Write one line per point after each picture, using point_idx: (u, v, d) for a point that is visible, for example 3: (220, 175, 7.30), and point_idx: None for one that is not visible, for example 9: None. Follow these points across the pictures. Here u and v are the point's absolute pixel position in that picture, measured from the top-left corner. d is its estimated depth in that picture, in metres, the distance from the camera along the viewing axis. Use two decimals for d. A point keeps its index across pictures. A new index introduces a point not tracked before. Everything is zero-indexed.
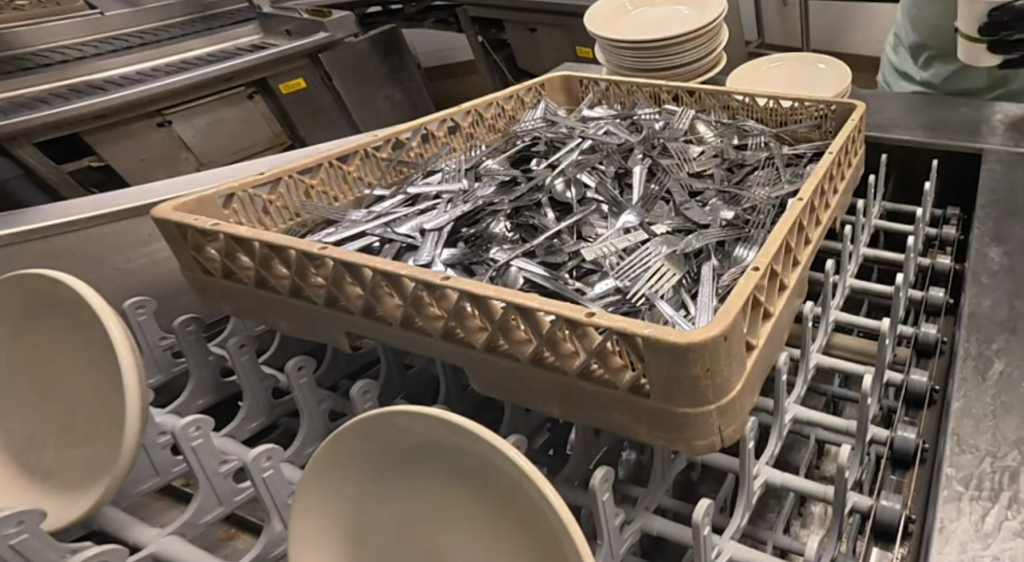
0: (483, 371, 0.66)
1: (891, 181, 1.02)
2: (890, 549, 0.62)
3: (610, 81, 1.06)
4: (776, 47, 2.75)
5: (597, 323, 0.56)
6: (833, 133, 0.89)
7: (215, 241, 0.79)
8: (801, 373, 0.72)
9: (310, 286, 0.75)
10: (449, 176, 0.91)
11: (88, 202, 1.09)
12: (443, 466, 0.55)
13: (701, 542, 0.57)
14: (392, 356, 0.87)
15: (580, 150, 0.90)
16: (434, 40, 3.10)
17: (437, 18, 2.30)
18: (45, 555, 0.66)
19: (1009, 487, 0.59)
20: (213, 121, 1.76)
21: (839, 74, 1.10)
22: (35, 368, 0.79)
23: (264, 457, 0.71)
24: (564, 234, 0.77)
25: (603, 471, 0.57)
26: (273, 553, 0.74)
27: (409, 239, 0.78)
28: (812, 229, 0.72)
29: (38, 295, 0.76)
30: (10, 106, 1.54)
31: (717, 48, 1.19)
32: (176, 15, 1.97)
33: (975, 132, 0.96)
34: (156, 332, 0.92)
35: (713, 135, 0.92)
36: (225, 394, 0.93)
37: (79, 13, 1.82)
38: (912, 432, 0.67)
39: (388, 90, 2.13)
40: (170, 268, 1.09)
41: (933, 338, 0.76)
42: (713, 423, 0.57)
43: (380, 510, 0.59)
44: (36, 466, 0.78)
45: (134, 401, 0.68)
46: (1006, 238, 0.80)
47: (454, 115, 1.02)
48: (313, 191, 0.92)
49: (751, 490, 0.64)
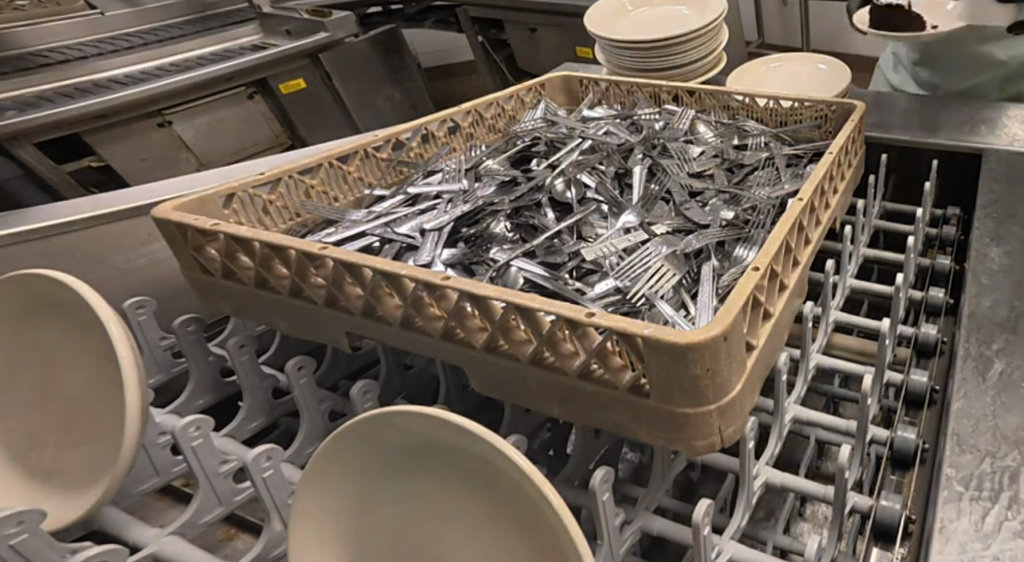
0: (483, 371, 0.66)
1: (891, 182, 1.02)
2: (890, 549, 0.62)
3: (610, 81, 1.06)
4: (776, 46, 2.75)
5: (597, 323, 0.56)
6: (833, 133, 0.89)
7: (215, 241, 0.79)
8: (801, 373, 0.72)
9: (310, 286, 0.75)
10: (449, 176, 0.91)
11: (88, 202, 1.09)
12: (443, 467, 0.54)
13: (702, 543, 0.57)
14: (392, 356, 0.87)
15: (580, 150, 0.90)
16: (434, 40, 3.10)
17: (437, 18, 2.30)
18: (46, 555, 0.66)
19: (1009, 487, 0.59)
20: (213, 121, 1.76)
21: (839, 74, 1.10)
22: (35, 368, 0.79)
23: (264, 457, 0.71)
24: (564, 234, 0.77)
25: (603, 472, 0.57)
26: (273, 553, 0.74)
27: (409, 239, 0.78)
28: (812, 228, 0.72)
29: (37, 295, 0.76)
30: (10, 106, 1.54)
31: (717, 48, 1.20)
32: (176, 16, 1.97)
33: (973, 132, 0.96)
34: (156, 332, 0.92)
35: (714, 135, 0.92)
36: (225, 394, 0.93)
37: (80, 13, 1.82)
38: (912, 432, 0.67)
39: (389, 90, 2.13)
40: (170, 268, 1.09)
41: (933, 338, 0.76)
42: (713, 423, 0.56)
43: (380, 512, 0.59)
44: (36, 466, 0.78)
45: (134, 400, 0.67)
46: (1006, 238, 0.80)
47: (454, 115, 1.02)
48: (313, 190, 0.92)
49: (751, 491, 0.64)
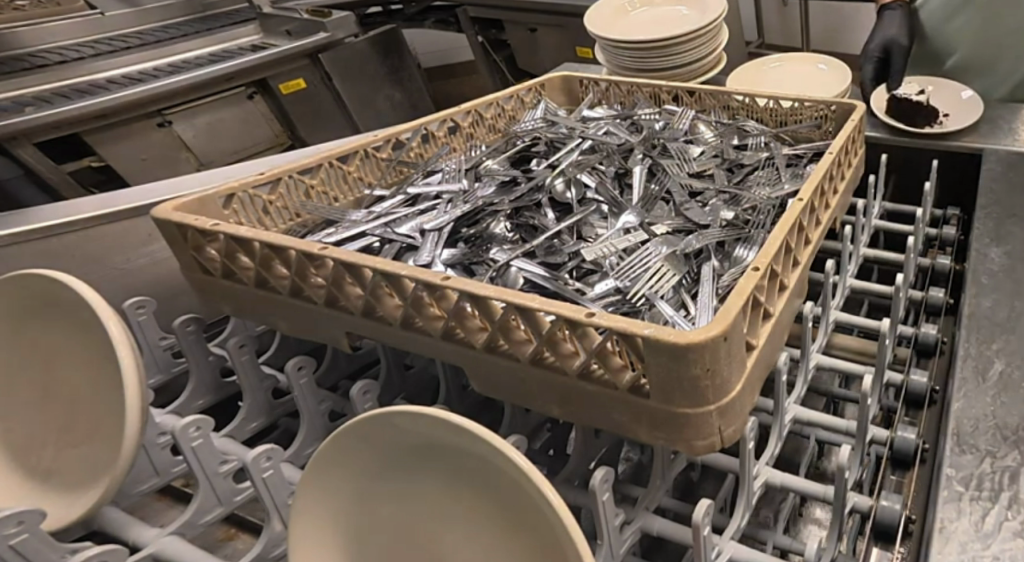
0: (483, 372, 0.66)
1: (891, 182, 1.02)
2: (890, 549, 0.62)
3: (610, 81, 1.06)
4: (776, 46, 2.74)
5: (598, 323, 0.56)
6: (833, 133, 0.89)
7: (215, 242, 0.79)
8: (801, 373, 0.72)
9: (310, 286, 0.75)
10: (449, 176, 0.91)
11: (88, 202, 1.09)
12: (443, 467, 0.55)
13: (701, 543, 0.57)
14: (392, 356, 0.87)
15: (580, 150, 0.90)
16: (434, 40, 3.09)
17: (437, 17, 2.30)
18: (45, 555, 0.66)
19: (1009, 487, 0.59)
20: (213, 121, 1.76)
21: (839, 74, 1.11)
22: (36, 368, 0.79)
23: (264, 457, 0.71)
24: (564, 234, 0.77)
25: (603, 471, 0.57)
26: (273, 553, 0.74)
27: (409, 239, 0.78)
28: (812, 229, 0.72)
29: (36, 295, 0.76)
30: (9, 106, 1.54)
31: (717, 48, 1.20)
32: (176, 16, 1.97)
33: (973, 133, 0.96)
34: (156, 332, 0.92)
35: (714, 134, 0.92)
36: (225, 395, 0.93)
37: (79, 13, 1.82)
38: (912, 432, 0.67)
39: (388, 89, 2.13)
40: (170, 268, 1.09)
41: (933, 338, 0.76)
42: (713, 423, 0.56)
43: (379, 512, 0.59)
44: (36, 466, 0.78)
45: (134, 401, 0.67)
46: (1006, 238, 0.80)
47: (454, 115, 1.02)
48: (313, 191, 0.92)
49: (751, 491, 0.64)
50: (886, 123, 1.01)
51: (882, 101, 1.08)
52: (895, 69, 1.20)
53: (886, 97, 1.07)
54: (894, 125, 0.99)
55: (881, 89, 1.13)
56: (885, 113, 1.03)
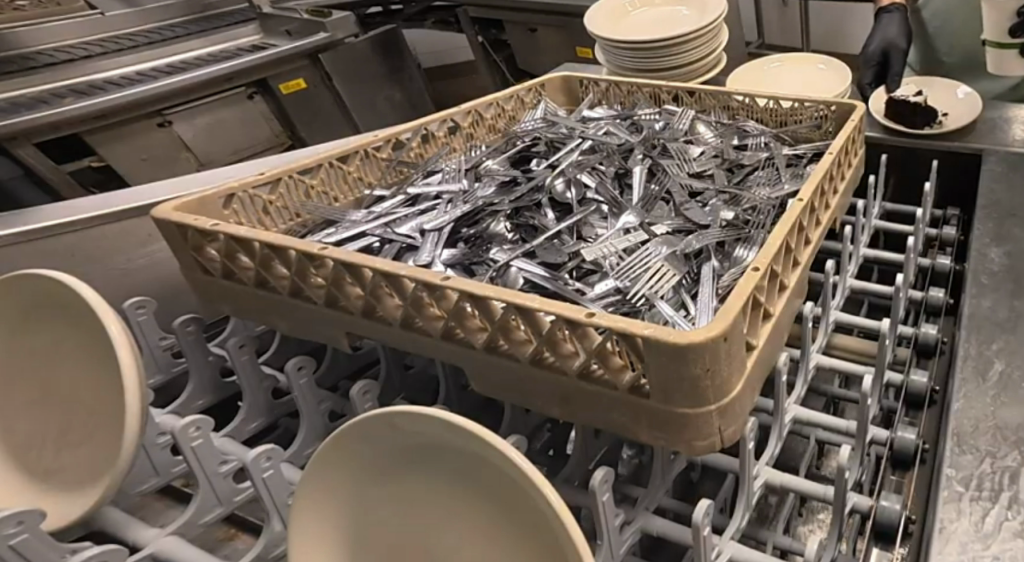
0: (483, 371, 0.66)
1: (891, 183, 1.01)
2: (890, 549, 0.62)
3: (610, 80, 1.06)
4: (777, 47, 2.74)
5: (598, 323, 0.56)
6: (833, 133, 0.89)
7: (215, 242, 0.79)
8: (801, 373, 0.72)
9: (310, 286, 0.74)
10: (449, 176, 0.91)
11: (88, 202, 1.09)
12: (443, 468, 0.55)
13: (701, 543, 0.57)
14: (391, 356, 0.87)
15: (580, 150, 0.90)
16: (435, 40, 3.09)
17: (437, 18, 2.29)
18: (45, 555, 0.66)
19: (1009, 487, 0.59)
20: (213, 121, 1.76)
21: (838, 75, 1.11)
22: (36, 368, 0.79)
23: (264, 457, 0.71)
24: (564, 234, 0.77)
25: (603, 472, 0.57)
26: (273, 553, 0.74)
27: (409, 239, 0.78)
28: (812, 229, 0.72)
29: (36, 295, 0.76)
30: (8, 105, 1.53)
31: (717, 48, 1.20)
32: (176, 16, 1.97)
33: (972, 134, 0.96)
34: (156, 332, 0.92)
35: (714, 135, 0.92)
36: (224, 395, 0.93)
37: (80, 13, 1.81)
38: (912, 432, 0.67)
39: (388, 89, 2.14)
40: (170, 268, 1.09)
41: (933, 338, 0.76)
42: (713, 423, 0.56)
43: (379, 512, 0.59)
44: (36, 466, 0.78)
45: (134, 400, 0.67)
46: (1006, 238, 0.80)
47: (454, 115, 1.02)
48: (313, 191, 0.92)
49: (751, 491, 0.64)
50: (885, 123, 1.01)
51: (879, 101, 1.08)
52: (894, 70, 1.19)
53: (881, 99, 1.08)
54: (892, 126, 1.00)
55: (879, 93, 1.12)
56: (881, 114, 1.04)
